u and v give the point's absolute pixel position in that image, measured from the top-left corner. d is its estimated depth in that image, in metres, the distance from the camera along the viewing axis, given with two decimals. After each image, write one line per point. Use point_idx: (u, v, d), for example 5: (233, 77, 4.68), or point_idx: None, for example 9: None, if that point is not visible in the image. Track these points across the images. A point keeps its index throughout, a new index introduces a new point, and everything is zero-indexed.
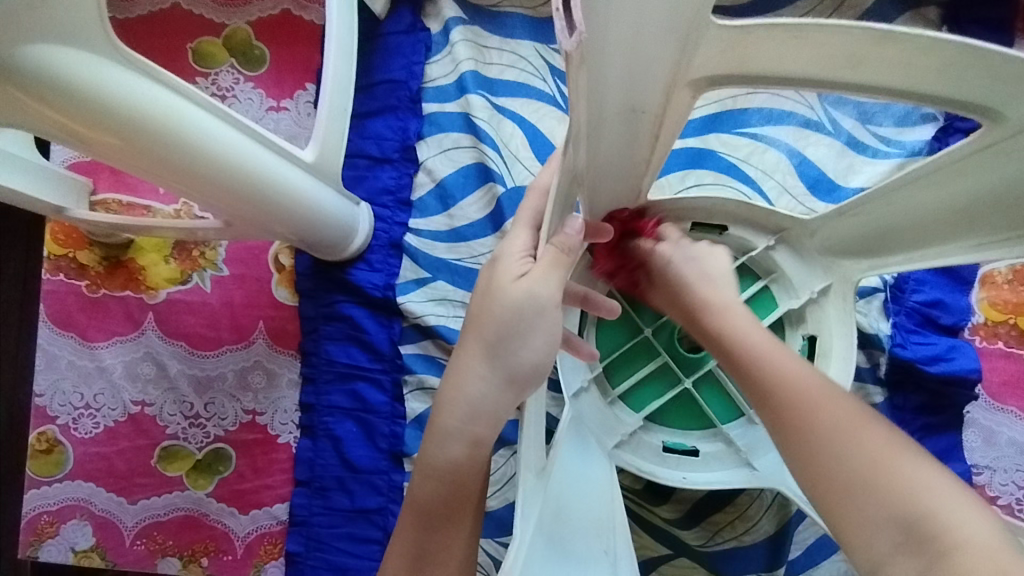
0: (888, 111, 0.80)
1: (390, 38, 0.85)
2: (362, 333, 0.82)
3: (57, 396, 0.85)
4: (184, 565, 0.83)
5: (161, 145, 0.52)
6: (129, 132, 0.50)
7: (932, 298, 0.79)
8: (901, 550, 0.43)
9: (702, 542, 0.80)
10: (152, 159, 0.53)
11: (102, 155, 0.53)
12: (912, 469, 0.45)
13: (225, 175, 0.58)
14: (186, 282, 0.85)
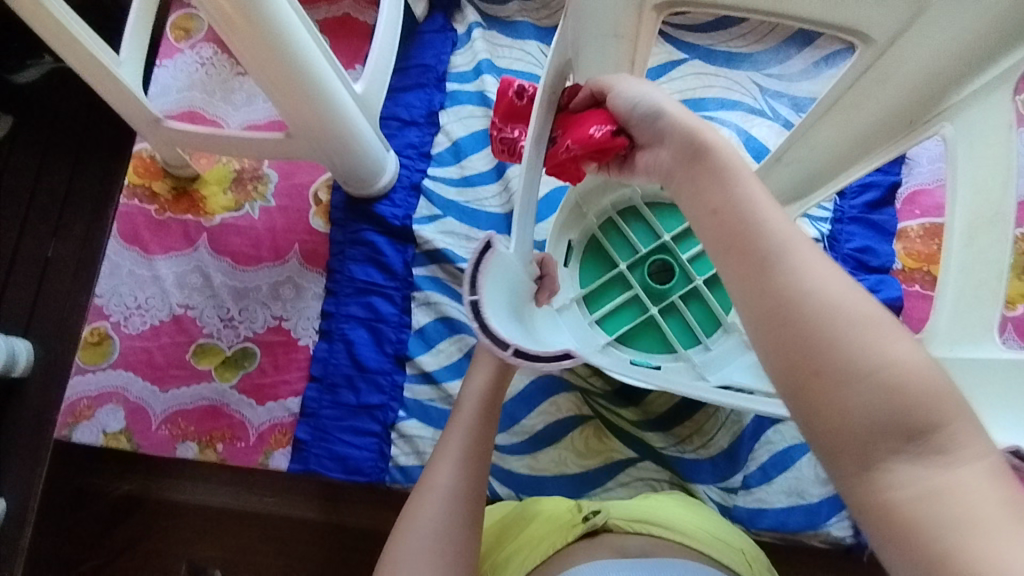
0: (815, 104, 1.01)
1: (426, 35, 1.06)
2: (382, 255, 0.97)
3: (114, 297, 0.99)
4: (202, 449, 0.93)
5: (274, 34, 0.73)
6: (248, 10, 0.69)
7: (861, 245, 0.93)
8: (892, 448, 0.35)
9: (663, 447, 0.88)
10: (266, 44, 0.73)
11: (228, 37, 0.73)
12: (911, 356, 0.36)
13: (301, 69, 0.78)
14: (239, 209, 1.02)
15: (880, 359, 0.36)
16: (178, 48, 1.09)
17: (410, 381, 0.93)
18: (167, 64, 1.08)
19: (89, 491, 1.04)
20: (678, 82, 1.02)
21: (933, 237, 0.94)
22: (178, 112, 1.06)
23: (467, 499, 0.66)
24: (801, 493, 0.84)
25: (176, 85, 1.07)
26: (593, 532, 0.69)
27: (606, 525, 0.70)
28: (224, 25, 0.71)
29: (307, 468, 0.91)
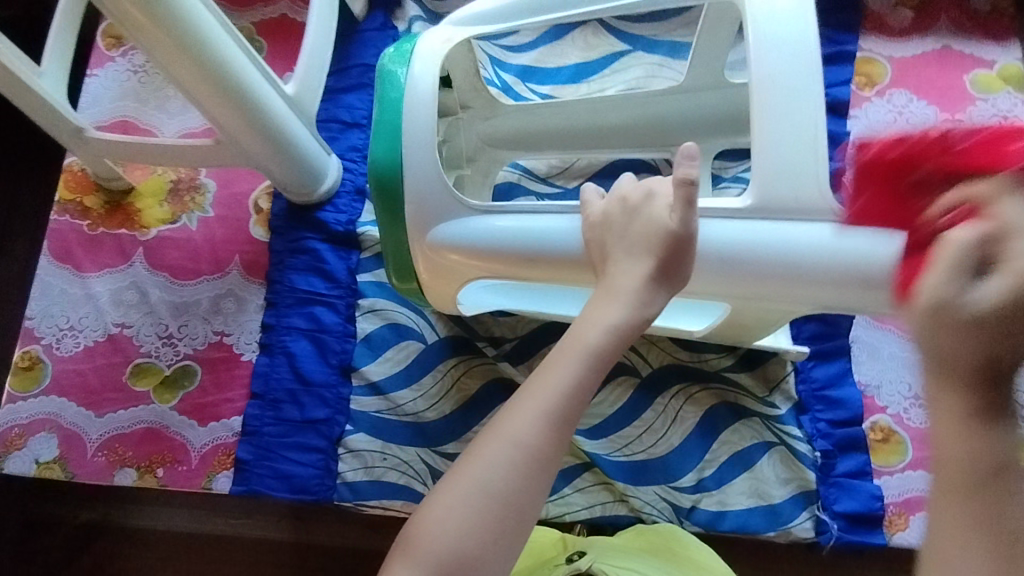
0: None
1: (365, 33, 1.02)
2: (324, 264, 0.93)
3: (45, 319, 0.94)
4: (141, 475, 0.88)
5: (185, 36, 0.69)
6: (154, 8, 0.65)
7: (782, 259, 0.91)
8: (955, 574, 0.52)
9: (610, 451, 0.85)
10: (177, 48, 0.69)
11: (139, 42, 0.69)
12: None
13: (222, 74, 0.74)
14: (175, 221, 0.98)
15: None
16: (109, 56, 1.04)
17: (356, 393, 0.89)
18: (98, 73, 1.03)
19: (51, 522, 1.01)
20: (621, 73, 0.99)
21: None
22: (110, 122, 1.02)
23: (551, 470, 0.49)
24: (762, 494, 0.82)
25: (108, 94, 1.03)
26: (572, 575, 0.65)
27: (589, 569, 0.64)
28: (132, 28, 0.68)
29: (248, 489, 0.86)
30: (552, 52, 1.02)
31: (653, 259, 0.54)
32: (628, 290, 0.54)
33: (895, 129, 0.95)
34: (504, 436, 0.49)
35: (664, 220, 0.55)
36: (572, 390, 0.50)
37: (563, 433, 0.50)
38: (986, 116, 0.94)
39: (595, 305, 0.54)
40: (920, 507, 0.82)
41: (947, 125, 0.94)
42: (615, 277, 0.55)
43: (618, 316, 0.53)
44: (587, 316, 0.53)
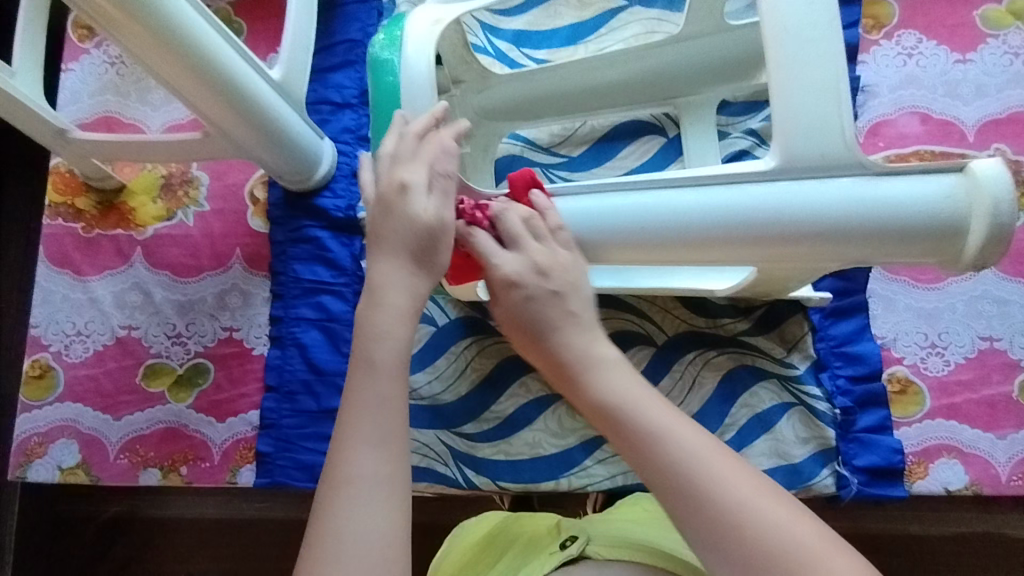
0: None
1: (348, 7, 0.98)
2: (327, 252, 0.92)
3: (51, 326, 0.93)
4: (165, 474, 0.89)
5: (163, 28, 0.65)
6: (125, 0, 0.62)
7: None
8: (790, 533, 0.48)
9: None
10: (156, 41, 0.66)
11: (115, 38, 0.66)
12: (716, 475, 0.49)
13: (206, 64, 0.71)
14: (171, 218, 0.95)
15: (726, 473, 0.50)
16: (83, 49, 1.00)
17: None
18: (74, 68, 0.99)
19: (76, 521, 1.03)
20: (618, 31, 0.95)
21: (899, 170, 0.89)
22: (92, 119, 0.98)
23: (400, 486, 0.51)
24: (782, 454, 0.84)
25: (87, 89, 0.99)
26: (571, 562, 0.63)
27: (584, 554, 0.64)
28: (107, 23, 0.64)
29: (272, 481, 0.87)
30: (546, 14, 0.97)
31: (408, 267, 0.57)
32: (392, 294, 0.56)
33: (904, 73, 0.92)
34: (346, 477, 0.50)
35: (419, 216, 0.57)
36: (380, 407, 0.53)
37: (389, 449, 0.52)
38: (998, 53, 0.91)
39: (365, 323, 0.56)
40: (938, 454, 0.83)
41: (958, 65, 0.91)
42: (379, 281, 0.57)
43: (403, 325, 0.56)
44: (369, 335, 0.55)
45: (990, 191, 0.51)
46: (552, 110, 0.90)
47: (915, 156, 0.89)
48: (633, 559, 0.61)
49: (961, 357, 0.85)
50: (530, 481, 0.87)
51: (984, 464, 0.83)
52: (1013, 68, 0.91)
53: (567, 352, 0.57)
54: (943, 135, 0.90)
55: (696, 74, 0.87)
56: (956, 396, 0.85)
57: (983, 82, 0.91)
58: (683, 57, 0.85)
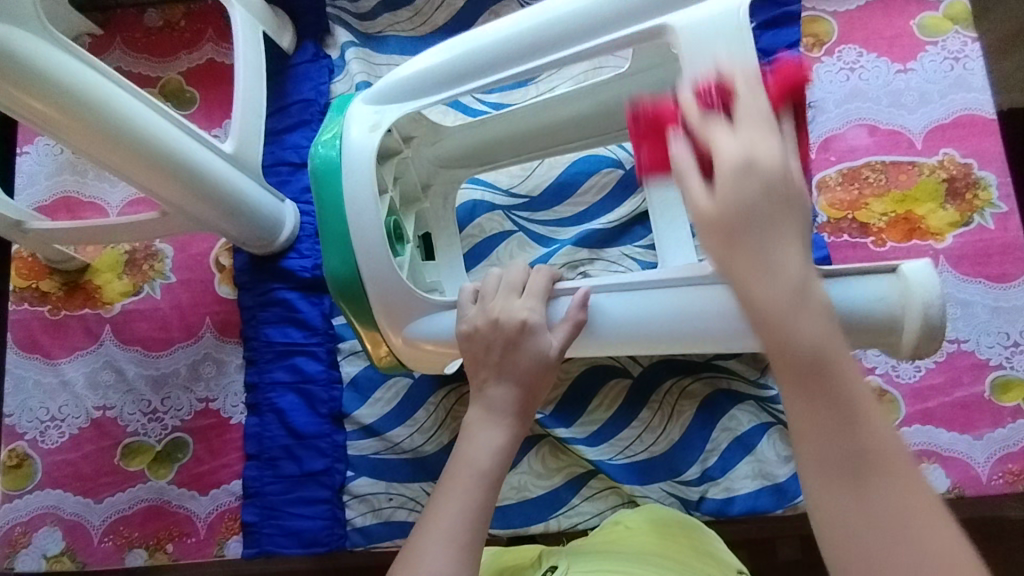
0: None
1: (298, 67, 0.98)
2: (297, 313, 0.92)
3: (25, 413, 0.92)
4: (151, 553, 0.88)
5: (107, 123, 0.66)
6: (63, 101, 0.63)
7: None
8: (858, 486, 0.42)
9: (612, 456, 0.87)
10: (100, 138, 0.67)
11: (58, 137, 0.66)
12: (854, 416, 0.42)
13: (153, 150, 0.71)
14: (138, 293, 0.95)
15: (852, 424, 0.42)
16: (37, 131, 1.00)
17: (351, 438, 0.89)
18: (29, 150, 0.99)
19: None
20: (566, 69, 0.96)
21: (853, 182, 0.91)
22: (51, 201, 0.98)
23: None
24: (766, 475, 0.84)
25: (43, 171, 0.99)
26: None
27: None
28: (47, 124, 0.65)
29: (261, 550, 0.86)
30: None
31: (521, 387, 0.63)
32: (504, 412, 0.62)
33: (848, 87, 0.94)
34: (418, 568, 0.53)
35: (547, 348, 0.64)
36: (475, 509, 0.56)
37: (472, 553, 0.54)
38: (937, 60, 0.93)
39: (472, 433, 0.61)
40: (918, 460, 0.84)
41: (900, 75, 0.93)
42: (494, 399, 0.62)
43: (500, 436, 0.61)
44: (471, 447, 0.60)
45: (920, 294, 0.58)
46: (510, 150, 0.89)
47: (867, 167, 0.91)
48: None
49: (931, 361, 0.87)
50: (522, 525, 0.87)
51: (963, 466, 0.84)
52: (953, 73, 0.93)
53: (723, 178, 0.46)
54: (892, 145, 0.92)
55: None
56: (930, 400, 0.86)
57: (926, 89, 0.93)
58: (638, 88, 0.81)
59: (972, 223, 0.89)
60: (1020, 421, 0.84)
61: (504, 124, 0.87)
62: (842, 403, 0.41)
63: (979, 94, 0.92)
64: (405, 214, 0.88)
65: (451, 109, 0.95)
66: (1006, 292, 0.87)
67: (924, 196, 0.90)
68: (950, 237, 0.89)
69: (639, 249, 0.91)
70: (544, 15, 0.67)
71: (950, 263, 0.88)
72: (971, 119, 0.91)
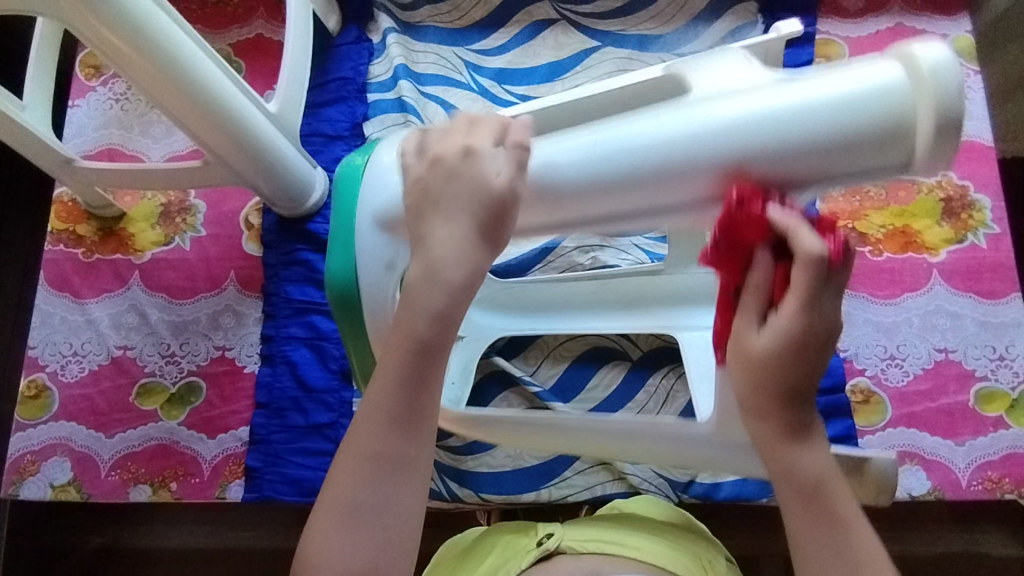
0: None
1: (341, 48, 1.05)
2: (319, 273, 0.96)
3: (48, 346, 0.96)
4: (155, 490, 0.91)
5: (170, 65, 0.72)
6: (135, 38, 0.69)
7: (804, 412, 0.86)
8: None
9: None
10: (163, 77, 0.73)
11: (125, 73, 0.73)
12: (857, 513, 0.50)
13: (207, 97, 0.77)
14: (169, 243, 1.00)
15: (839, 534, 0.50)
16: (89, 87, 1.06)
17: (358, 396, 0.93)
18: (80, 104, 1.06)
19: (63, 545, 1.04)
20: (592, 69, 1.03)
21: (854, 194, 0.96)
22: (96, 151, 1.04)
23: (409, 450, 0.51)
24: None
25: (92, 123, 1.05)
26: (547, 556, 0.69)
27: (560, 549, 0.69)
28: (118, 60, 0.71)
29: (261, 495, 0.89)
30: (524, 53, 1.05)
31: (467, 221, 0.51)
32: (449, 251, 0.50)
33: None
34: (361, 450, 0.51)
35: (487, 179, 0.51)
36: (405, 381, 0.51)
37: (403, 429, 0.51)
38: None
39: (412, 286, 0.52)
40: (901, 461, 0.87)
41: None
42: (433, 245, 0.51)
43: (454, 232, 0.51)
44: (408, 309, 0.51)
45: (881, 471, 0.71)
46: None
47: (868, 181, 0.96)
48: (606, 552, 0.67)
49: (919, 367, 0.90)
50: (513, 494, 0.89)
51: (945, 469, 0.87)
52: None
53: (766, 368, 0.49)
54: None
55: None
56: (915, 405, 0.89)
57: None
58: None
59: (965, 241, 0.93)
60: (1002, 430, 0.87)
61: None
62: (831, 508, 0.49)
63: (978, 123, 0.98)
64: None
65: (480, 98, 1.02)
66: (995, 307, 0.91)
67: (921, 212, 0.95)
68: (944, 252, 0.93)
69: (650, 240, 0.95)
70: (598, 145, 0.52)
71: (943, 276, 0.93)
72: (969, 145, 0.97)
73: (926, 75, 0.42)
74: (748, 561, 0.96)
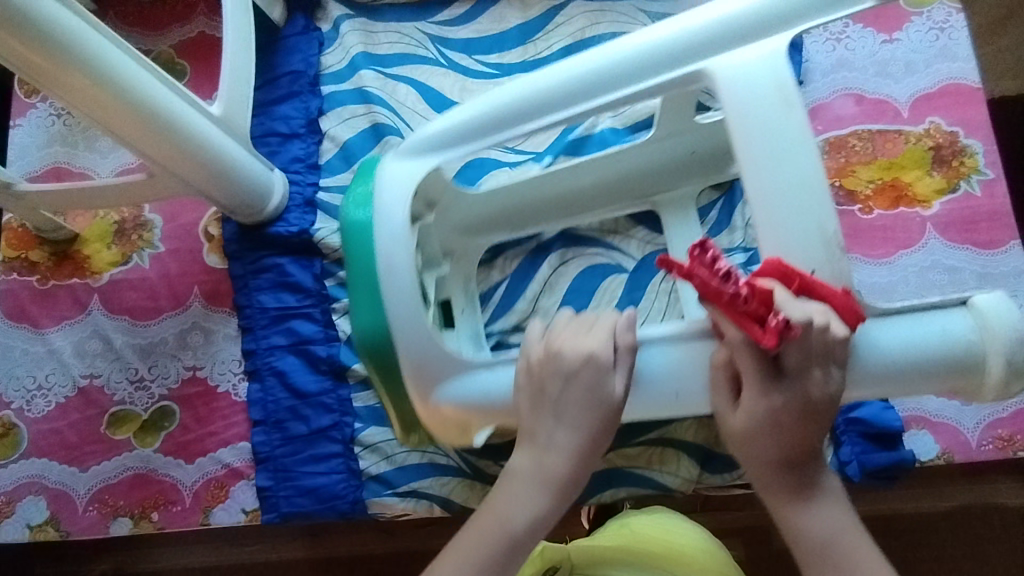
0: None
1: (288, 40, 0.99)
2: (287, 280, 0.91)
3: (12, 381, 0.92)
4: (136, 522, 0.87)
5: (100, 79, 0.67)
6: (56, 54, 0.64)
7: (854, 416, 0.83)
8: None
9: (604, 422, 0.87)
10: (89, 84, 0.67)
11: (53, 90, 0.68)
12: None
13: (145, 110, 0.72)
14: (127, 262, 0.95)
15: None
16: (29, 103, 1.00)
17: (356, 391, 0.88)
18: (21, 123, 1.00)
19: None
20: (562, 28, 0.97)
21: (840, 150, 0.91)
22: (41, 171, 0.98)
23: None
24: None
25: (34, 142, 0.99)
26: None
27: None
28: (42, 78, 0.66)
29: (279, 514, 0.86)
30: (485, 25, 0.99)
31: (587, 432, 0.59)
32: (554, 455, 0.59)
33: (835, 57, 0.95)
34: None
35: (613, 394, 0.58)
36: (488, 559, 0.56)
37: None
38: (922, 30, 0.94)
39: (506, 488, 0.59)
40: (907, 426, 0.84)
41: (886, 44, 0.94)
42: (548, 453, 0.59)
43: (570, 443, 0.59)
44: (505, 505, 0.58)
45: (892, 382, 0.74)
46: (541, 215, 0.88)
47: (854, 135, 0.91)
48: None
49: None
50: None
51: (952, 432, 0.83)
52: (938, 43, 0.93)
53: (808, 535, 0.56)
54: (879, 114, 0.92)
55: (674, 170, 0.85)
56: None
57: (912, 58, 0.93)
58: (655, 158, 0.84)
59: (958, 190, 0.89)
60: None
61: (544, 184, 0.86)
62: None
63: (964, 63, 0.92)
64: (425, 274, 0.82)
65: (450, 72, 0.97)
66: (994, 258, 0.87)
67: (910, 163, 0.90)
68: (937, 204, 0.89)
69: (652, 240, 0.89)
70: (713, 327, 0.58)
71: (938, 229, 0.88)
72: (956, 88, 0.92)
73: (993, 332, 0.59)
74: (762, 532, 0.92)
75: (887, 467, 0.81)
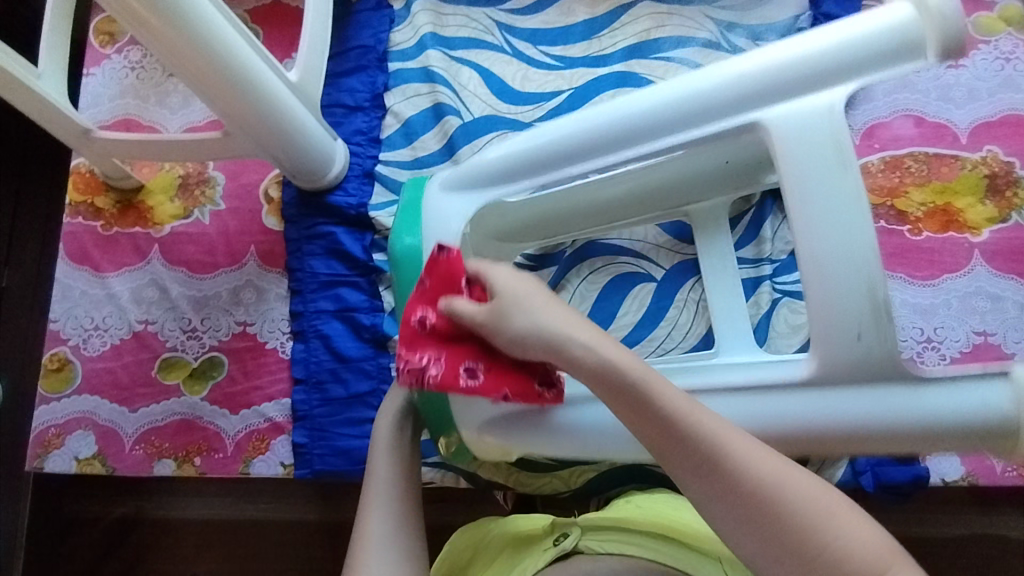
0: (773, 29, 0.96)
1: (360, 14, 1.02)
2: (340, 248, 0.94)
3: (69, 320, 0.96)
4: (179, 465, 0.91)
5: (195, 35, 0.69)
6: (159, 6, 0.66)
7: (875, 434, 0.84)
8: (740, 525, 0.50)
9: None
10: (184, 45, 0.70)
11: (147, 41, 0.69)
12: (768, 465, 0.50)
13: (230, 68, 0.74)
14: (188, 216, 0.99)
15: (783, 487, 0.49)
16: (104, 54, 1.04)
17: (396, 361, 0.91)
18: (95, 73, 1.03)
19: (86, 518, 1.05)
20: (628, 27, 0.99)
21: (895, 170, 0.92)
22: (112, 121, 1.02)
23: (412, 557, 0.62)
24: None
25: (107, 93, 1.02)
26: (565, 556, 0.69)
27: (577, 548, 0.69)
28: (141, 29, 0.68)
29: (313, 471, 0.89)
30: (555, 16, 1.01)
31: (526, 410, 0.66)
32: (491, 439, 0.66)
33: (898, 77, 0.95)
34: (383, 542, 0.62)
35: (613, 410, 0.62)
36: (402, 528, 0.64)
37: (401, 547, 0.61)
38: (988, 59, 0.94)
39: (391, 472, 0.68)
40: None
41: (951, 70, 0.95)
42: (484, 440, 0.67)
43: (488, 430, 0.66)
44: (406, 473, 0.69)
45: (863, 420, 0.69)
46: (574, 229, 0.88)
47: (910, 156, 0.92)
48: (631, 553, 0.67)
49: (957, 350, 0.87)
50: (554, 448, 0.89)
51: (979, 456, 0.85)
52: (1003, 73, 0.94)
53: (630, 370, 0.53)
54: (936, 138, 0.93)
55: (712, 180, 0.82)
56: None
57: (975, 86, 0.94)
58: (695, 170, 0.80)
59: (1009, 220, 0.90)
60: None
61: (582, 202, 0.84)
62: (698, 450, 0.51)
63: None
64: None
65: (515, 60, 0.99)
66: None
67: (965, 189, 0.91)
68: (987, 231, 0.90)
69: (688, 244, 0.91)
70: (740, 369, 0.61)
71: (985, 257, 0.89)
72: (1016, 119, 0.92)
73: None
74: None
75: (904, 483, 0.83)
